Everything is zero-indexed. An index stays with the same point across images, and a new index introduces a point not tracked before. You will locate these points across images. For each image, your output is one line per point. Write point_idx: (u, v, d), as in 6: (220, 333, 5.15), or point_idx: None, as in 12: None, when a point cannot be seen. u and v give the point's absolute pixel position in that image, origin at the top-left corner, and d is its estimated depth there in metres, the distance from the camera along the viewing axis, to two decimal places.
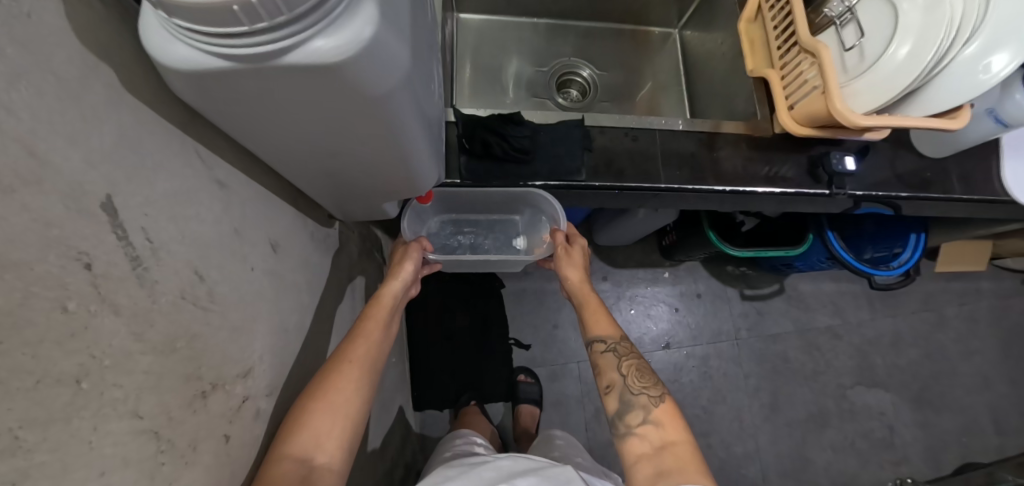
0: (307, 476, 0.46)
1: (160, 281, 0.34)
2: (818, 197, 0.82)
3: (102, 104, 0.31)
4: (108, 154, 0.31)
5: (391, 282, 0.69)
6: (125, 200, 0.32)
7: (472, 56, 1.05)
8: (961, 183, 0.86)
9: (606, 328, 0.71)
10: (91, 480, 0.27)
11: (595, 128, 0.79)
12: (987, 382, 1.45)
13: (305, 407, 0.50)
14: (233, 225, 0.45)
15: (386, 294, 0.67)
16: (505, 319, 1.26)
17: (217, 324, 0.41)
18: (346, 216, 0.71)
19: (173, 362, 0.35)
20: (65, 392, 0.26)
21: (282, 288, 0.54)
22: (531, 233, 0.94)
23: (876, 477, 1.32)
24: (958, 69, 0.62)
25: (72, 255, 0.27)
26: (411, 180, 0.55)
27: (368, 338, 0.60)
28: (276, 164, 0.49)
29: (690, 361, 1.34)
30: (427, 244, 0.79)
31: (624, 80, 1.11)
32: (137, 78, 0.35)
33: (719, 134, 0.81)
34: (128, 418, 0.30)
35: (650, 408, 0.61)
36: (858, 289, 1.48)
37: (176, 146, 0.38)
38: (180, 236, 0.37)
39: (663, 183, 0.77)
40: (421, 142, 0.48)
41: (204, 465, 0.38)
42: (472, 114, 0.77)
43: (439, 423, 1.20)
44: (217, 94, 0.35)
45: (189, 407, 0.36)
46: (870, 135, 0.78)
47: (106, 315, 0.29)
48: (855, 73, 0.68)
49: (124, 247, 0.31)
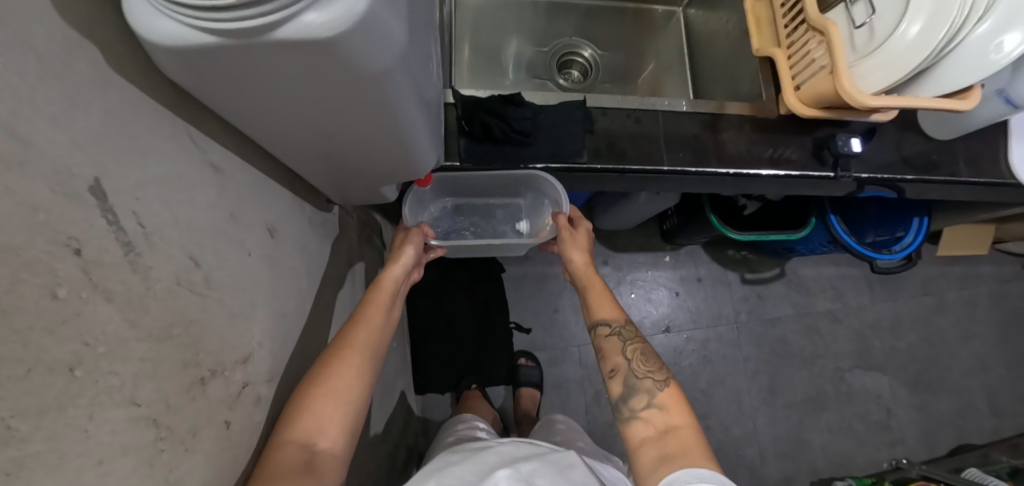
0: (310, 462, 0.46)
1: (154, 267, 0.34)
2: (823, 180, 0.81)
3: (86, 84, 0.29)
4: (94, 135, 0.29)
5: (391, 266, 0.68)
6: (115, 183, 0.31)
7: (472, 37, 1.03)
8: (967, 167, 0.85)
9: (610, 310, 0.70)
10: (88, 470, 0.26)
11: (597, 109, 0.77)
12: (984, 365, 1.45)
13: (306, 392, 0.49)
14: (229, 210, 0.44)
15: (387, 279, 0.66)
16: (505, 304, 1.25)
17: (215, 310, 0.40)
18: (344, 200, 0.70)
19: (169, 348, 0.34)
20: (58, 380, 0.25)
21: (281, 273, 0.54)
22: (535, 216, 0.92)
23: (873, 458, 1.34)
24: (969, 49, 0.61)
25: (60, 241, 0.26)
26: (411, 162, 0.54)
27: (371, 324, 0.59)
28: (273, 147, 0.48)
29: (689, 345, 1.35)
30: (429, 230, 0.77)
31: (625, 60, 1.08)
32: (126, 61, 0.33)
33: (724, 116, 0.80)
34: (125, 406, 0.30)
35: (655, 392, 0.61)
36: (858, 272, 1.47)
37: (165, 128, 0.37)
38: (173, 221, 0.36)
39: (666, 165, 0.76)
40: (420, 121, 0.47)
41: (205, 451, 0.37)
42: (472, 96, 0.75)
43: (440, 406, 1.21)
44: (208, 73, 0.33)
45: (187, 394, 0.36)
46: (877, 116, 0.77)
47: (99, 302, 0.28)
48: (865, 51, 0.66)
49: (115, 231, 0.30)
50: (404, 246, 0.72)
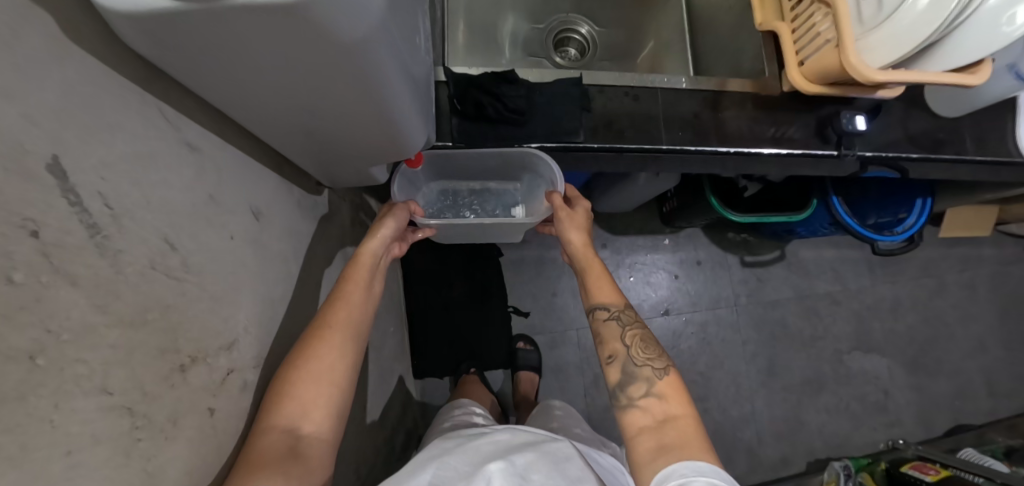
0: (295, 447, 0.46)
1: (125, 251, 0.32)
2: (825, 158, 0.80)
3: (40, 53, 0.27)
4: (50, 110, 0.28)
5: (370, 241, 0.65)
6: (77, 161, 0.29)
7: (466, 14, 0.98)
8: (973, 145, 0.82)
9: (610, 294, 0.69)
10: (55, 462, 0.25)
11: (594, 87, 0.75)
12: (983, 347, 1.45)
13: (289, 376, 0.48)
14: (207, 192, 0.43)
15: (367, 254, 0.64)
16: (504, 288, 1.24)
17: (194, 295, 0.39)
18: (334, 182, 0.68)
19: (145, 335, 0.33)
20: (18, 369, 0.24)
21: (266, 258, 0.52)
22: (531, 199, 0.91)
23: (869, 439, 1.35)
24: (981, 20, 0.59)
25: (15, 222, 0.24)
26: (396, 141, 0.52)
27: (350, 303, 0.57)
28: (251, 125, 0.46)
29: (688, 327, 1.35)
30: (416, 207, 0.75)
31: (624, 37, 1.06)
32: (85, 29, 0.31)
33: (725, 93, 0.77)
34: (95, 394, 0.28)
35: (654, 380, 0.60)
36: (859, 255, 1.46)
37: (134, 104, 0.35)
38: (145, 202, 0.35)
39: (665, 143, 0.74)
40: (406, 97, 0.45)
41: (187, 438, 0.36)
42: (464, 73, 0.73)
43: (439, 390, 1.21)
44: (171, 42, 0.31)
45: (165, 382, 0.35)
46: (883, 93, 0.74)
47: (62, 286, 0.27)
48: (872, 24, 0.64)
49: (78, 213, 0.29)
50: (387, 219, 0.69)
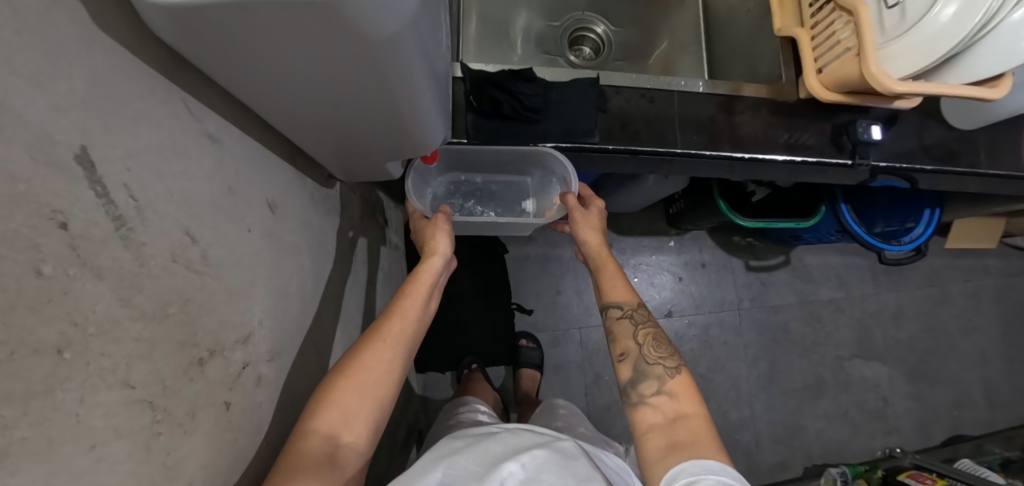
0: (334, 455, 0.45)
1: (148, 243, 0.32)
2: (839, 167, 0.79)
3: (70, 43, 0.27)
4: (79, 99, 0.27)
5: (430, 258, 0.66)
6: (104, 153, 0.29)
7: (480, 9, 0.97)
8: (988, 158, 0.82)
9: (623, 293, 0.69)
10: (80, 455, 0.25)
11: (609, 88, 0.74)
12: (984, 358, 1.45)
13: (334, 383, 0.49)
14: (227, 184, 0.42)
15: (426, 271, 0.64)
16: (506, 284, 1.26)
17: (213, 288, 0.39)
18: (347, 176, 0.68)
19: (166, 328, 0.33)
20: (45, 362, 0.23)
21: (281, 252, 0.52)
22: (542, 195, 0.91)
23: (867, 446, 1.35)
24: (1005, 33, 0.58)
25: (45, 214, 0.24)
26: (418, 137, 0.51)
27: (406, 317, 0.57)
28: (274, 119, 0.45)
29: (690, 330, 1.35)
30: (447, 211, 0.75)
31: (640, 37, 1.05)
32: (112, 18, 0.30)
33: (740, 98, 0.76)
34: (118, 388, 0.28)
35: (666, 378, 0.60)
36: (864, 263, 1.46)
37: (159, 94, 0.35)
38: (168, 194, 0.34)
39: (679, 147, 0.73)
40: (428, 93, 0.45)
41: (204, 432, 0.36)
42: (480, 69, 0.72)
43: (441, 385, 1.21)
44: (202, 33, 0.31)
45: (185, 375, 0.35)
46: (900, 103, 0.74)
47: (88, 280, 0.27)
48: (894, 34, 0.63)
49: (104, 206, 0.28)
50: (438, 235, 0.70)
